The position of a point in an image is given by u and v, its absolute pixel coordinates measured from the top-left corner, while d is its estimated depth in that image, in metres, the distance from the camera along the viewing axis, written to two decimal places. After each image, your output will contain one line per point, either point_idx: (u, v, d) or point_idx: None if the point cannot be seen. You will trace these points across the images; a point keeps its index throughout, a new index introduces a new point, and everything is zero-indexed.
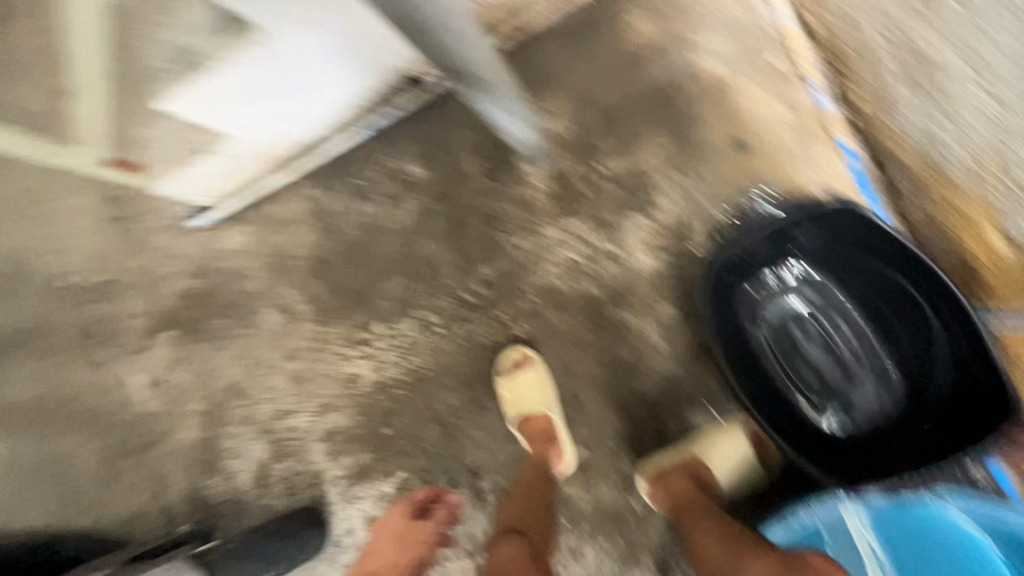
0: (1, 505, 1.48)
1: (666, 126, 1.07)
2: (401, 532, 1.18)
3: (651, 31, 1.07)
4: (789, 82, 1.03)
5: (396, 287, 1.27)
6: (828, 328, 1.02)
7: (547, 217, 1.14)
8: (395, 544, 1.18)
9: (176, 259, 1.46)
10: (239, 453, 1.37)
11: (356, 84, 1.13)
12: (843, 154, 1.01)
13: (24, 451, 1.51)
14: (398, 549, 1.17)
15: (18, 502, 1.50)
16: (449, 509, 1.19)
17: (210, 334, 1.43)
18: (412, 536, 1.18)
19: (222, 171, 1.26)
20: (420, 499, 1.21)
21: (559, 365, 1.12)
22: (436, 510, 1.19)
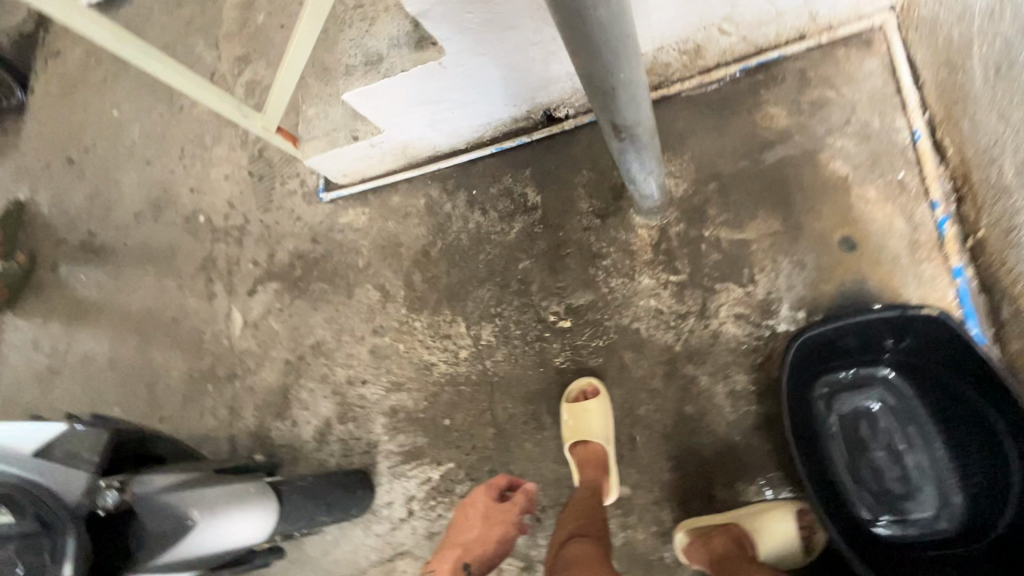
0: (109, 394, 1.72)
1: (779, 207, 1.12)
2: (487, 510, 1.14)
3: (783, 119, 1.14)
4: (911, 196, 1.03)
5: (486, 293, 1.37)
6: (896, 430, 0.98)
7: (644, 264, 1.21)
8: (483, 522, 1.13)
9: (301, 222, 1.65)
10: (309, 405, 1.50)
11: (501, 109, 1.32)
12: (953, 279, 0.99)
13: (135, 354, 1.73)
14: (485, 527, 1.12)
15: (118, 396, 1.71)
16: (529, 492, 1.18)
17: (310, 293, 1.58)
18: (497, 515, 1.14)
19: (365, 157, 1.46)
20: (500, 481, 1.19)
21: (623, 403, 1.18)
22: (518, 492, 1.17)
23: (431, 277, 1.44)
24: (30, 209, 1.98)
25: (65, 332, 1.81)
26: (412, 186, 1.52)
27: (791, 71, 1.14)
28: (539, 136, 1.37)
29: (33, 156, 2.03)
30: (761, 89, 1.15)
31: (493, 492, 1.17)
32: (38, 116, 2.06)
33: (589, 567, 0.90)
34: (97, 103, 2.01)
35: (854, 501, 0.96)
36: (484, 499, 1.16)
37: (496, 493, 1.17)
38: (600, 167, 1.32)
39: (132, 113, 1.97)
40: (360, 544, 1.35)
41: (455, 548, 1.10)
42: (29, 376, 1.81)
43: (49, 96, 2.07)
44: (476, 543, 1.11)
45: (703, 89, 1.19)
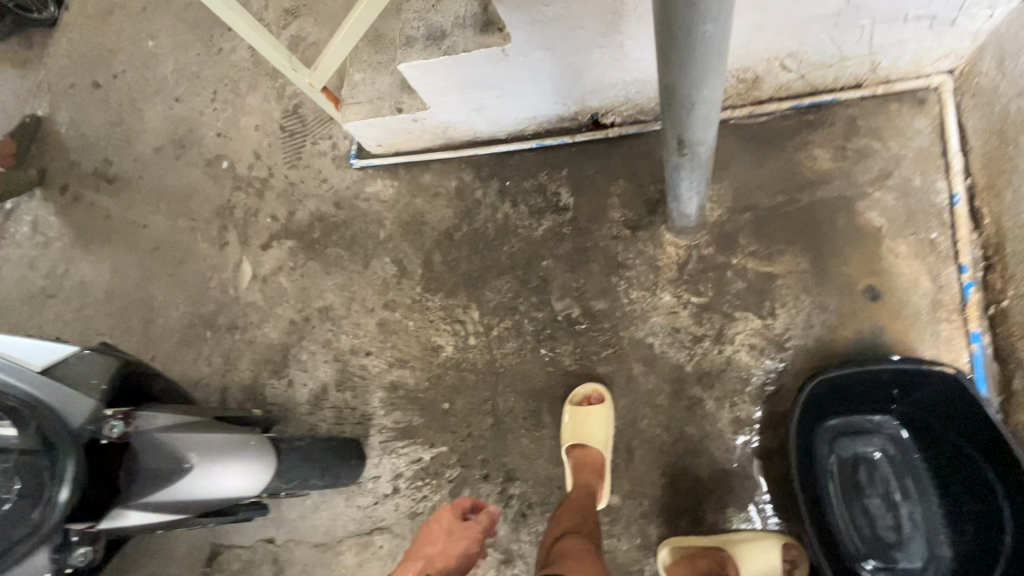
0: (102, 326, 1.68)
1: (809, 247, 1.14)
2: (450, 527, 1.11)
3: (827, 162, 1.15)
4: (940, 256, 1.05)
5: (504, 285, 1.37)
6: (892, 479, 1.00)
7: (667, 281, 1.22)
8: (446, 538, 1.10)
9: (327, 185, 1.63)
10: (308, 368, 1.49)
11: (551, 106, 1.33)
12: (969, 341, 1.01)
13: (135, 290, 1.70)
14: (449, 542, 1.09)
15: (111, 330, 1.68)
16: (493, 514, 1.15)
17: (325, 257, 1.57)
18: (462, 532, 1.11)
19: (404, 130, 1.45)
20: (465, 502, 1.16)
21: (626, 414, 1.19)
22: (483, 511, 1.15)
23: (451, 261, 1.44)
24: (46, 127, 1.93)
25: (64, 257, 1.78)
26: (445, 168, 1.52)
27: (842, 116, 1.16)
28: (582, 139, 1.38)
29: (57, 73, 1.99)
30: (809, 128, 1.17)
31: (456, 513, 1.14)
32: (70, 34, 2.02)
33: (583, 560, 0.89)
34: (133, 31, 1.98)
35: (845, 544, 0.98)
36: (447, 516, 1.13)
37: (460, 512, 1.15)
38: (637, 178, 1.33)
39: (167, 47, 1.94)
40: (339, 514, 1.34)
41: (418, 560, 1.04)
42: (19, 295, 1.76)
43: (84, 17, 2.03)
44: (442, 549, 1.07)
45: (753, 119, 1.20)
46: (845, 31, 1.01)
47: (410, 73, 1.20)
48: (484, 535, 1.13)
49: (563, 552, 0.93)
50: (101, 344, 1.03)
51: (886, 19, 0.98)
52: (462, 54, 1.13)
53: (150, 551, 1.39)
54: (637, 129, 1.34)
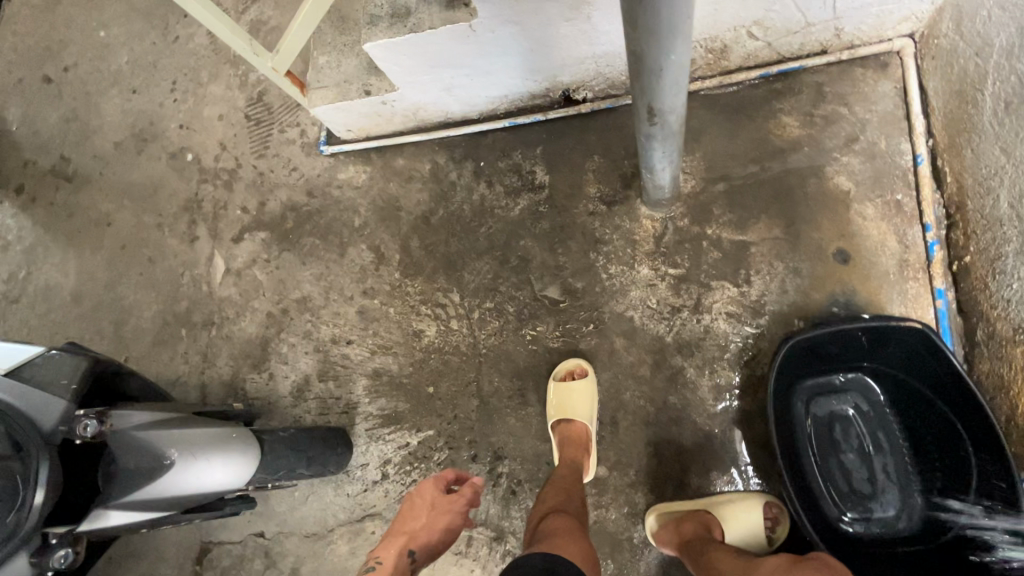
0: (71, 328, 1.63)
1: (781, 214, 1.15)
2: (434, 500, 1.09)
3: (795, 130, 1.17)
4: (905, 217, 1.08)
5: (483, 266, 1.37)
6: (866, 434, 1.04)
7: (644, 255, 1.23)
8: (430, 512, 1.07)
9: (298, 174, 1.60)
10: (289, 360, 1.47)
11: (521, 84, 1.31)
12: (935, 298, 1.04)
13: (103, 290, 1.65)
14: (432, 516, 1.06)
15: (81, 332, 1.63)
16: (477, 486, 1.12)
17: (300, 247, 1.54)
18: (447, 505, 1.08)
19: (373, 114, 1.43)
20: (449, 475, 1.14)
21: (609, 388, 1.21)
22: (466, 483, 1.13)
23: (429, 245, 1.43)
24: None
25: (26, 259, 1.71)
26: (418, 151, 1.49)
27: (809, 83, 1.17)
28: (554, 115, 1.37)
29: (5, 68, 1.89)
30: (777, 96, 1.18)
31: (438, 491, 1.10)
32: (16, 26, 1.92)
33: (572, 537, 0.90)
34: (83, 21, 1.89)
35: (823, 498, 1.02)
36: (430, 492, 1.10)
37: (442, 490, 1.11)
38: (611, 153, 1.33)
39: (121, 37, 1.86)
40: (329, 503, 1.34)
41: (401, 537, 1.04)
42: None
43: (29, 7, 1.93)
44: (421, 531, 1.04)
45: (723, 90, 1.21)
46: None
47: (374, 53, 1.17)
48: (469, 507, 1.10)
49: (551, 529, 0.93)
50: (69, 344, 0.99)
51: None
52: (426, 30, 1.11)
53: (137, 553, 1.37)
54: (609, 104, 1.33)
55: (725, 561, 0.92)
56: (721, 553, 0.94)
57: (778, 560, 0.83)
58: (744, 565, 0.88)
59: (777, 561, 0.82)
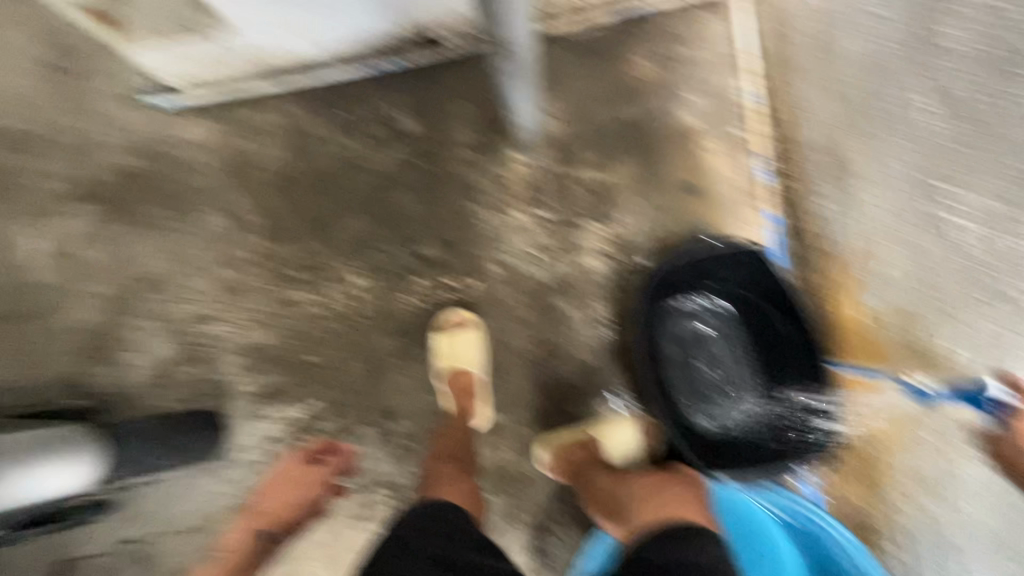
0: None
1: (640, 154, 1.22)
2: (294, 474, 1.23)
3: (648, 71, 1.23)
4: (742, 150, 1.19)
5: (357, 224, 1.30)
6: (718, 350, 1.16)
7: (519, 201, 1.24)
8: (288, 487, 1.23)
9: (120, 131, 1.35)
10: (141, 347, 1.29)
11: (376, 25, 1.19)
12: (766, 223, 1.18)
13: None
14: (291, 490, 1.22)
15: None
16: (347, 456, 1.24)
17: (137, 218, 1.34)
18: (308, 476, 1.23)
19: (205, 58, 1.23)
20: (316, 446, 1.25)
21: (495, 334, 1.23)
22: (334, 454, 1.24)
23: (294, 205, 1.32)
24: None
25: None
26: (269, 101, 1.35)
27: (658, 26, 1.22)
28: (420, 62, 1.29)
29: None
30: (631, 38, 1.23)
31: (303, 463, 1.24)
32: None
33: (456, 487, 1.00)
34: None
35: (686, 409, 1.13)
36: (294, 464, 1.24)
37: (307, 462, 1.24)
38: (480, 98, 1.30)
39: None
40: (210, 493, 1.24)
41: (246, 518, 1.23)
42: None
43: None
44: (275, 502, 1.23)
45: (582, 31, 1.23)
46: None
47: None
48: (337, 475, 1.24)
49: (438, 477, 1.03)
50: None
51: None
52: None
53: None
54: (475, 49, 1.28)
55: (602, 481, 1.07)
56: (598, 475, 1.08)
57: (643, 481, 1.03)
58: (610, 478, 1.06)
59: (645, 482, 1.03)
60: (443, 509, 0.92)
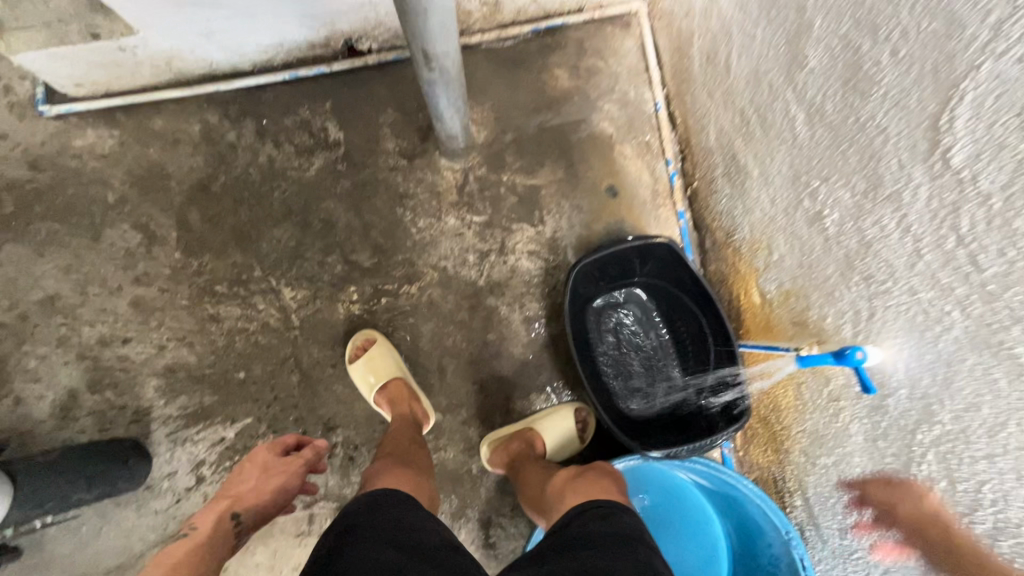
0: None
1: (562, 158, 1.29)
2: (267, 462, 0.97)
3: (565, 81, 1.31)
4: (654, 153, 1.30)
5: (284, 233, 1.27)
6: (642, 338, 1.25)
7: (449, 205, 1.28)
8: (261, 475, 0.95)
9: (10, 144, 1.25)
10: (42, 376, 1.19)
11: (295, 31, 1.20)
12: (678, 219, 1.27)
13: None
14: (262, 479, 0.94)
15: None
16: (320, 448, 1.03)
17: (31, 236, 1.23)
18: (285, 466, 0.97)
19: (111, 62, 1.19)
20: (290, 439, 1.03)
21: (432, 337, 1.25)
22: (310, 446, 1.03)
23: (213, 217, 1.26)
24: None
25: None
26: (181, 110, 1.29)
27: (571, 39, 1.31)
28: (338, 68, 1.30)
29: None
30: (548, 51, 1.31)
31: (271, 455, 0.98)
32: None
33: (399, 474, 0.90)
34: None
35: (614, 394, 1.21)
36: (258, 456, 0.98)
37: (277, 452, 1.00)
38: (405, 105, 1.31)
39: None
40: (132, 527, 1.15)
41: (223, 501, 0.90)
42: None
43: None
44: (248, 493, 0.91)
45: (501, 44, 1.30)
46: None
47: None
48: (308, 470, 1.00)
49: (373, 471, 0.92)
50: None
51: None
52: None
53: None
54: (396, 56, 1.30)
55: (531, 476, 1.07)
56: (529, 468, 1.09)
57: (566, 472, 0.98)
58: (539, 471, 1.07)
59: (566, 474, 0.96)
60: (381, 497, 0.79)
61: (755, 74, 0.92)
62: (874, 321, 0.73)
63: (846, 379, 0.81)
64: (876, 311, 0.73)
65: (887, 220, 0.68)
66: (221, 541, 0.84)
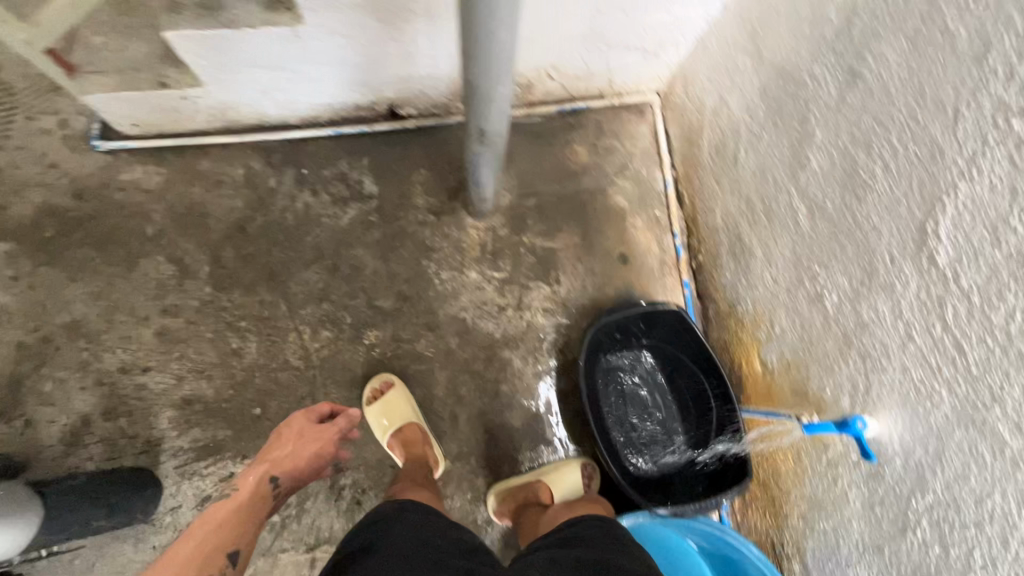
0: None
1: (579, 226, 1.40)
2: (302, 430, 1.10)
3: (584, 157, 1.44)
4: (662, 227, 1.42)
5: (313, 276, 1.33)
6: (647, 397, 1.31)
7: (472, 260, 1.36)
8: (297, 441, 1.09)
9: (58, 173, 1.31)
10: (57, 400, 1.19)
11: (346, 94, 1.32)
12: (682, 288, 1.38)
13: None
14: (298, 443, 1.08)
15: None
16: (352, 417, 1.16)
17: (66, 262, 1.27)
18: (317, 436, 1.10)
19: (171, 109, 1.28)
20: (324, 407, 1.17)
21: (447, 385, 1.30)
22: (341, 416, 1.15)
23: (246, 256, 1.32)
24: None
25: None
26: (227, 154, 1.37)
27: (591, 121, 1.45)
28: (380, 128, 1.41)
29: None
30: (570, 129, 1.45)
31: (303, 425, 1.11)
32: None
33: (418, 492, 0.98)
34: None
35: (620, 450, 1.25)
36: (292, 426, 1.12)
37: (310, 422, 1.12)
38: (437, 167, 1.42)
39: None
40: (129, 562, 1.14)
41: (261, 464, 1.05)
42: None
43: None
44: (285, 454, 1.06)
45: (529, 120, 1.44)
46: (591, 52, 1.27)
47: (182, 44, 1.07)
48: (340, 437, 1.13)
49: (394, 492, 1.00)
50: None
51: (616, 48, 1.26)
52: (244, 30, 1.05)
53: None
54: (433, 122, 1.42)
55: (530, 518, 1.13)
56: (529, 512, 1.15)
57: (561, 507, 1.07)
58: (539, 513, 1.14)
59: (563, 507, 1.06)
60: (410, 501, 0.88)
61: (761, 171, 1.04)
62: (871, 395, 0.81)
63: (845, 448, 0.88)
64: (871, 387, 0.81)
65: (881, 306, 0.78)
66: (260, 499, 1.01)
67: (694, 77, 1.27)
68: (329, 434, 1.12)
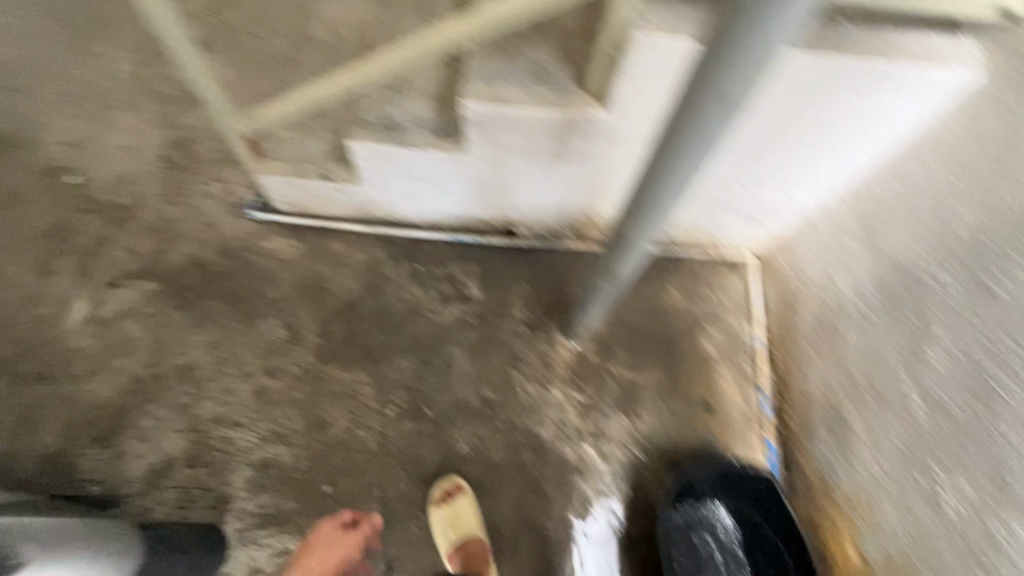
0: None
1: (666, 365, 1.43)
2: (329, 542, 1.20)
3: (680, 300, 1.49)
4: (749, 382, 1.42)
5: (406, 365, 1.39)
6: (719, 560, 1.23)
7: (558, 379, 1.40)
8: (325, 553, 1.19)
9: (213, 231, 1.49)
10: (150, 437, 1.26)
11: (475, 209, 1.46)
12: (765, 448, 1.36)
13: None
14: (327, 558, 1.19)
15: None
16: (375, 524, 1.24)
17: (195, 309, 1.40)
18: (344, 544, 1.20)
19: (323, 196, 1.45)
20: (348, 512, 1.24)
21: (512, 502, 1.30)
22: (364, 522, 1.23)
23: (351, 334, 1.41)
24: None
25: None
26: (355, 239, 1.51)
27: (690, 268, 1.51)
28: (494, 241, 1.52)
29: None
30: (669, 271, 1.51)
31: (334, 529, 1.21)
32: None
33: None
34: None
35: None
36: (323, 530, 1.21)
37: (340, 526, 1.22)
38: (540, 284, 1.50)
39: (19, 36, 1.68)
40: None
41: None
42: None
43: None
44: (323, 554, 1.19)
45: None
46: (704, 212, 1.38)
47: (360, 151, 1.26)
48: (365, 544, 1.23)
49: None
50: None
51: (729, 211, 1.36)
52: (414, 148, 1.24)
53: None
54: (543, 245, 1.52)
55: None
56: None
57: None
58: None
59: None
60: None
61: (869, 353, 1.09)
62: None
63: None
64: None
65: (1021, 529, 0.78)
66: None
67: (804, 247, 1.33)
68: (353, 546, 1.21)
